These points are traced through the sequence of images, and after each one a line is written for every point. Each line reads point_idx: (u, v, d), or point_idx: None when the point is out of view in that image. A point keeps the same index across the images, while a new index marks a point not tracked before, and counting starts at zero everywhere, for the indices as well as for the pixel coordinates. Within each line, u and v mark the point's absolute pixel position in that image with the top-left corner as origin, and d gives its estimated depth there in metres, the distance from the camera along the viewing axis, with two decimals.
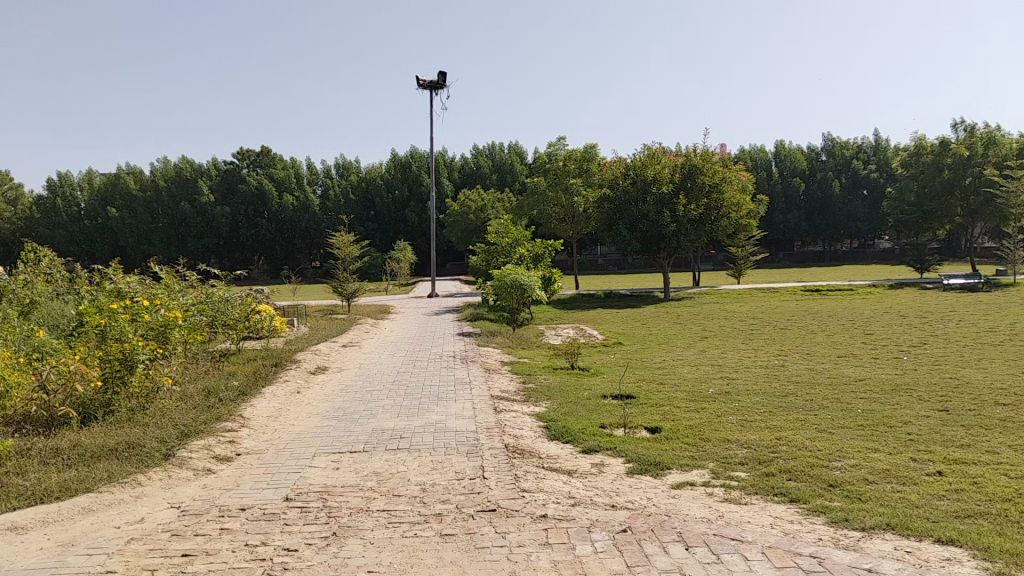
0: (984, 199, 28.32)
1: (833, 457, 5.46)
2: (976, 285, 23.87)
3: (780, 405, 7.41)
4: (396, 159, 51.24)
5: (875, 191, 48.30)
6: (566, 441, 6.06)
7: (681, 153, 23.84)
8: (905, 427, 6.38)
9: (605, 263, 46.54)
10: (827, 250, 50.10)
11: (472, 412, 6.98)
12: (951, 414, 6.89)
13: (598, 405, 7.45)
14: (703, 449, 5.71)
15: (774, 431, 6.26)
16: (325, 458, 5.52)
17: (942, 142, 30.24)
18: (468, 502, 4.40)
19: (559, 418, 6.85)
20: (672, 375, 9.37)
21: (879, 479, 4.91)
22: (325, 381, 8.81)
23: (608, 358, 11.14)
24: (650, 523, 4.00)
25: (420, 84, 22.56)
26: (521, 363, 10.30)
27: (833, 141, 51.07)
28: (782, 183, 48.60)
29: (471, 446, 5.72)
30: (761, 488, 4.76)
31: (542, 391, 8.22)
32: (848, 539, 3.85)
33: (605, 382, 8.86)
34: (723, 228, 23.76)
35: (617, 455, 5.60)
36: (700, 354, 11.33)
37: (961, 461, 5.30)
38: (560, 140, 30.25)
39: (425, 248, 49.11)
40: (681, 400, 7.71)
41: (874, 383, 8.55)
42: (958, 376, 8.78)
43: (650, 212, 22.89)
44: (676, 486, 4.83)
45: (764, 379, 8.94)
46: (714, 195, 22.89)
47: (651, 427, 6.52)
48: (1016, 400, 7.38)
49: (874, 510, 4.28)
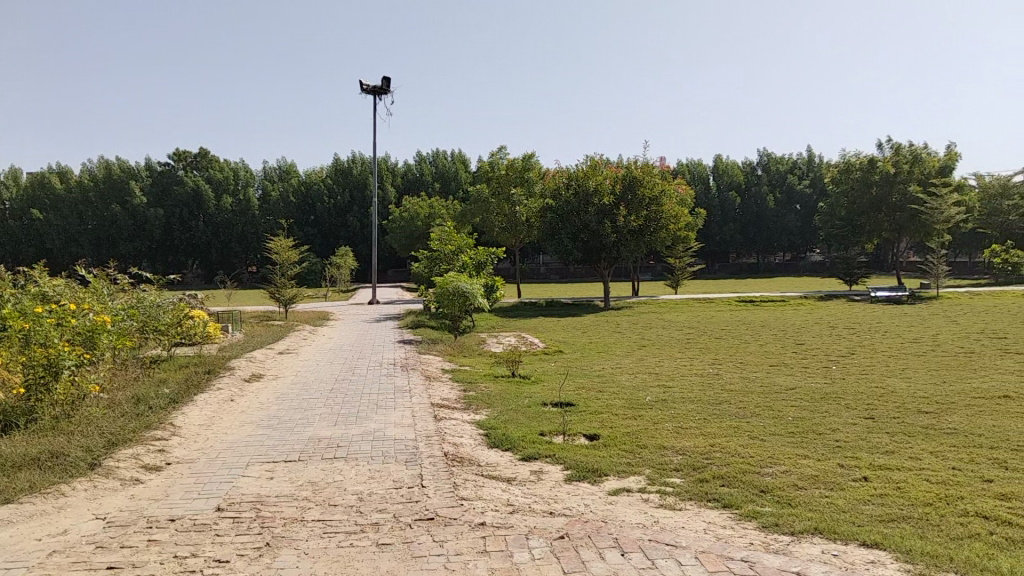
0: (909, 215, 29.44)
1: (764, 464, 5.60)
2: (901, 297, 24.82)
3: (714, 412, 7.56)
4: (337, 164, 50.51)
5: (807, 206, 49.76)
6: (507, 448, 6.07)
7: (622, 164, 24.18)
8: (833, 435, 6.57)
9: (547, 272, 46.85)
10: (762, 263, 51.33)
11: (411, 420, 6.91)
12: (877, 422, 7.14)
13: (538, 413, 7.47)
14: (640, 456, 5.79)
15: (707, 438, 6.40)
16: (260, 467, 5.41)
17: (871, 159, 31.27)
18: (405, 511, 4.36)
19: (499, 426, 6.84)
20: (610, 383, 9.47)
21: (808, 485, 5.05)
22: (261, 390, 8.62)
23: (549, 365, 11.22)
24: (588, 529, 4.03)
25: (363, 88, 22.40)
26: (461, 371, 10.25)
27: (768, 157, 52.44)
28: (719, 197, 49.61)
29: (410, 454, 5.68)
30: (694, 494, 4.84)
31: (483, 399, 8.22)
32: (778, 544, 3.95)
33: (545, 390, 8.90)
34: (663, 240, 24.15)
35: (556, 462, 5.64)
36: (639, 362, 11.47)
37: (886, 467, 5.50)
38: (502, 148, 30.30)
39: (366, 254, 48.60)
40: (619, 408, 7.80)
41: (804, 392, 8.80)
42: (885, 386, 9.08)
43: (591, 222, 23.12)
44: (613, 493, 4.87)
45: (699, 388, 9.08)
46: (653, 207, 23.27)
47: (590, 434, 6.58)
48: (937, 408, 7.71)
49: (803, 514, 4.41)
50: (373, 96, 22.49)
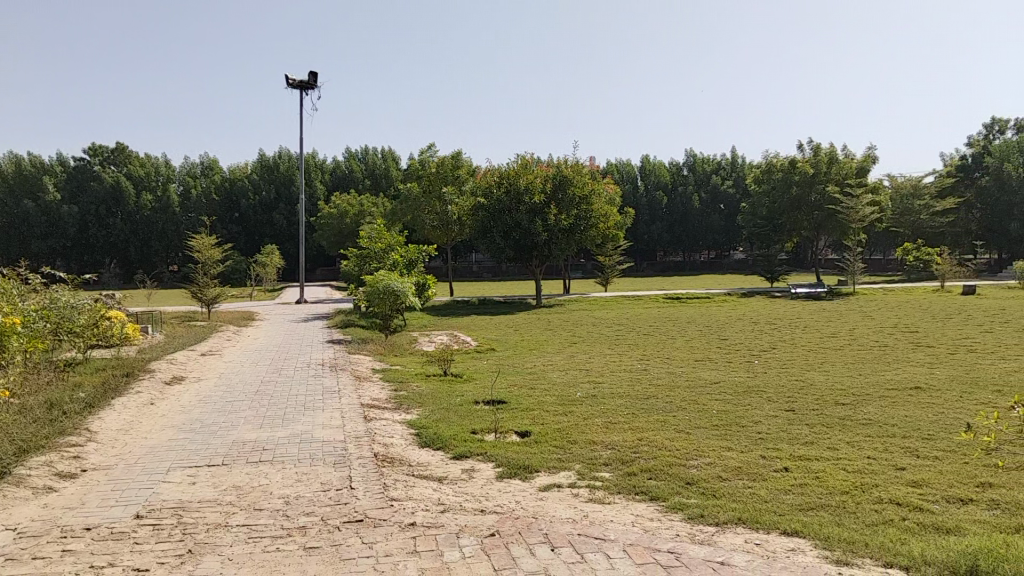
0: (827, 214, 30.49)
1: (690, 456, 5.73)
2: (820, 294, 25.74)
3: (643, 407, 7.70)
4: (262, 160, 49.38)
5: (731, 206, 51.04)
6: (438, 448, 6.04)
7: (553, 163, 24.35)
8: (756, 427, 6.78)
9: (480, 270, 46.87)
10: (687, 261, 52.41)
11: (340, 421, 6.83)
12: (797, 413, 7.39)
13: (470, 411, 7.47)
14: (571, 451, 5.84)
15: (635, 432, 6.52)
16: (181, 473, 5.24)
17: (791, 160, 32.28)
18: (333, 514, 4.30)
19: (430, 425, 6.80)
20: (541, 380, 9.52)
21: (732, 476, 5.19)
22: (183, 392, 8.36)
23: (481, 363, 11.23)
24: (518, 526, 4.05)
25: (289, 83, 21.96)
26: (392, 371, 10.15)
27: (694, 157, 53.58)
28: (647, 196, 50.46)
29: (338, 456, 5.59)
30: (623, 487, 4.92)
31: (414, 398, 8.16)
32: (703, 534, 4.05)
33: (476, 388, 8.90)
34: (593, 238, 24.46)
35: (488, 460, 5.64)
36: (569, 359, 11.58)
37: (804, 457, 5.70)
38: (432, 146, 30.12)
39: (293, 252, 47.68)
40: (550, 404, 7.86)
41: (728, 385, 9.05)
42: (804, 379, 9.41)
43: (522, 221, 23.21)
44: (544, 489, 4.91)
45: (628, 383, 9.23)
46: (583, 206, 23.54)
47: (521, 431, 6.61)
48: (854, 400, 8.04)
49: (726, 505, 4.53)
50: (299, 91, 22.09)
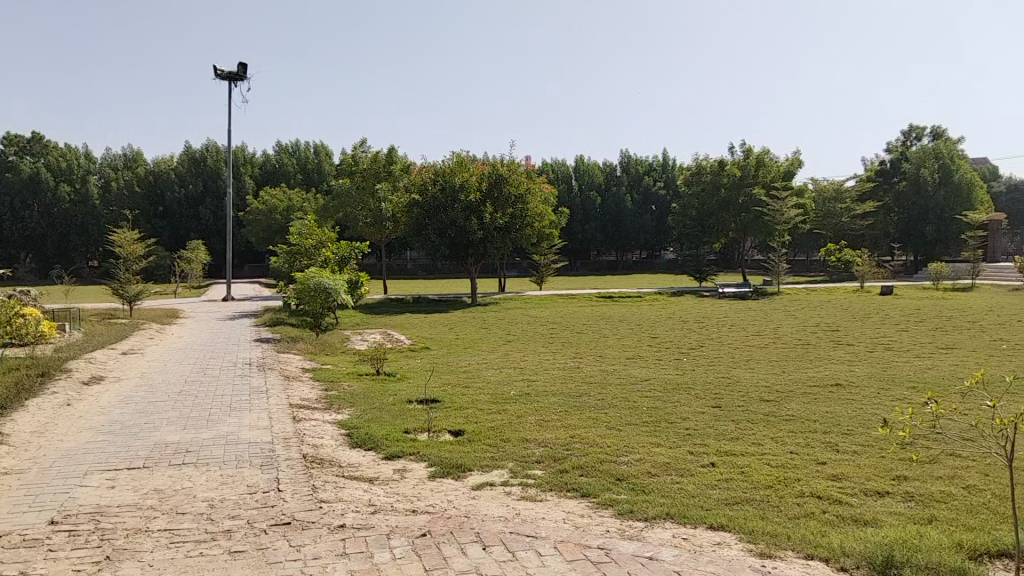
0: (755, 216, 31.32)
1: (620, 453, 5.81)
2: (747, 293, 26.44)
3: (575, 404, 7.77)
4: (188, 152, 47.67)
5: (662, 206, 51.94)
6: (369, 448, 5.97)
7: (488, 162, 24.34)
8: (684, 423, 6.93)
9: (414, 268, 46.59)
10: (620, 261, 53.16)
11: (267, 422, 6.67)
12: (723, 410, 7.57)
13: (402, 410, 7.40)
14: (504, 450, 5.85)
15: (568, 429, 6.58)
16: (99, 476, 5.04)
17: (721, 162, 33.01)
18: (260, 517, 4.20)
19: (361, 425, 6.72)
20: (475, 378, 9.51)
21: (661, 472, 5.29)
22: (102, 393, 8.05)
23: (415, 362, 11.16)
24: (449, 526, 4.03)
25: (218, 74, 21.37)
26: (323, 370, 9.98)
27: (627, 158, 54.25)
28: (580, 195, 50.91)
29: (265, 458, 5.46)
30: (555, 484, 4.95)
31: (345, 398, 8.05)
32: (632, 530, 4.11)
33: (409, 387, 8.84)
34: (528, 237, 24.59)
35: (420, 459, 5.60)
36: (503, 357, 11.58)
37: (730, 453, 5.85)
38: (364, 142, 29.71)
39: (220, 248, 46.46)
40: (483, 402, 7.85)
41: (657, 383, 9.21)
42: (730, 376, 9.66)
43: (458, 219, 23.13)
44: (476, 488, 4.91)
45: (562, 381, 9.30)
46: (518, 205, 23.65)
47: (454, 430, 6.59)
48: (778, 396, 8.28)
49: (655, 501, 4.60)
50: (229, 83, 21.55)
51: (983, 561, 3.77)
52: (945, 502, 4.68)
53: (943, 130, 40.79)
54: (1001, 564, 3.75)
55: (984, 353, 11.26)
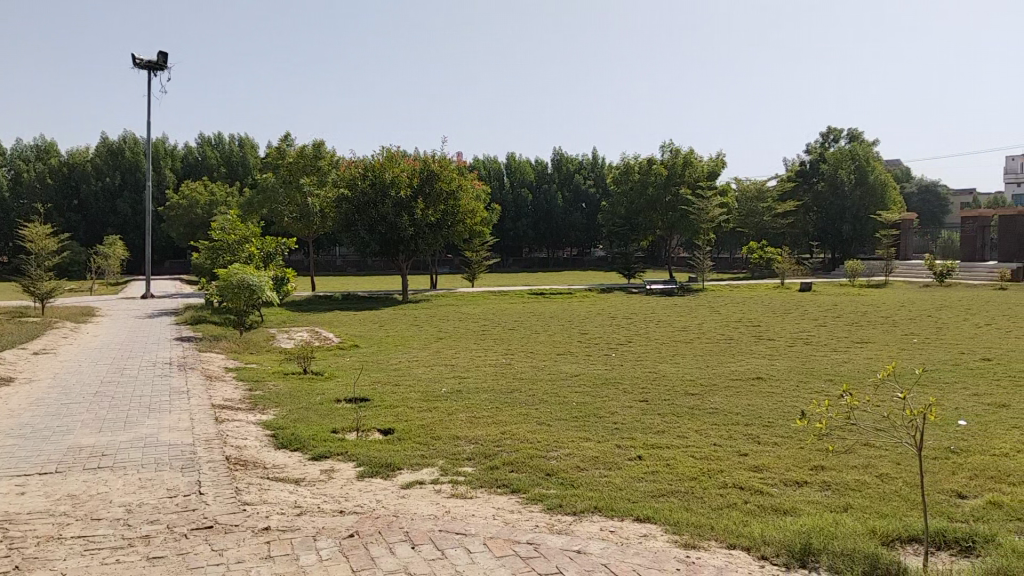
0: (681, 214, 32.01)
1: (550, 448, 5.86)
2: (674, 290, 27.00)
3: (506, 401, 7.80)
4: (105, 144, 45.76)
5: (592, 204, 52.44)
6: (295, 449, 5.86)
7: (419, 157, 24.17)
8: (612, 417, 7.03)
9: (343, 264, 45.98)
10: (551, 258, 53.55)
11: (188, 423, 6.48)
12: (650, 404, 7.72)
13: (330, 410, 7.29)
14: (434, 448, 5.83)
15: (498, 426, 6.59)
16: (7, 483, 4.81)
17: (649, 162, 33.57)
18: (180, 521, 4.08)
19: (287, 425, 6.59)
20: (406, 377, 9.44)
21: (589, 466, 5.36)
22: (10, 395, 7.67)
23: (344, 360, 11.01)
24: (378, 525, 3.99)
25: (137, 63, 20.61)
26: (247, 370, 9.73)
27: (557, 156, 54.59)
28: (512, 193, 51.03)
29: (186, 461, 5.30)
30: (485, 481, 4.96)
31: (270, 398, 7.88)
32: (561, 524, 4.15)
33: (338, 386, 8.71)
34: (459, 234, 24.55)
35: (348, 459, 5.53)
36: (434, 355, 11.51)
37: (656, 446, 5.97)
38: (289, 136, 29.07)
39: (140, 243, 44.87)
40: (414, 400, 7.80)
41: (586, 378, 9.32)
42: (657, 370, 9.85)
43: (388, 215, 22.89)
44: (406, 487, 4.87)
45: (492, 378, 9.31)
46: (450, 201, 23.60)
47: (383, 429, 6.53)
48: (702, 390, 8.49)
49: (584, 494, 4.67)
50: (148, 72, 20.79)
51: (895, 546, 3.96)
52: (860, 490, 4.88)
53: (859, 132, 42.41)
54: (910, 548, 3.93)
55: (895, 347, 11.80)
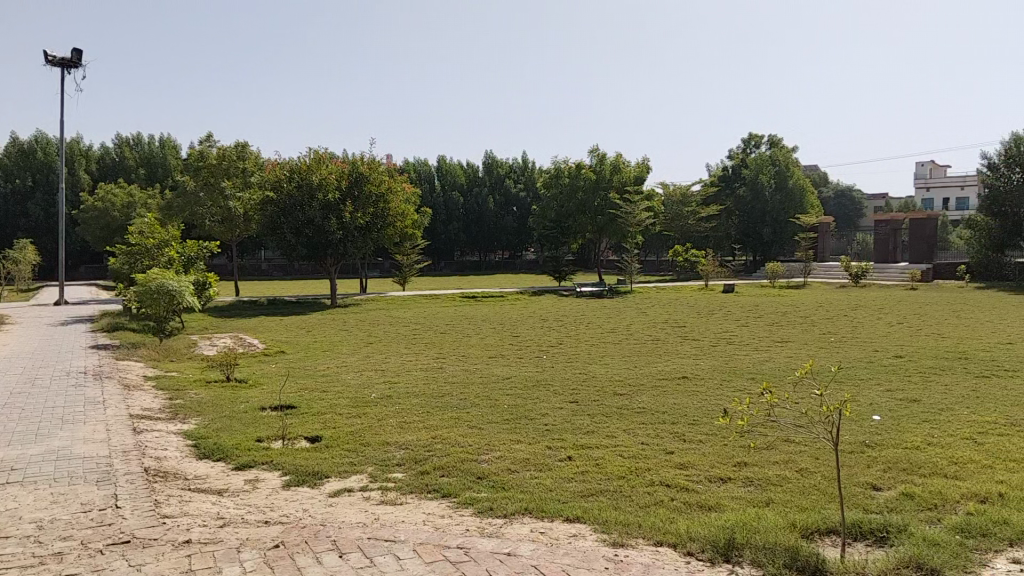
0: (609, 218, 32.48)
1: (481, 451, 5.87)
2: (603, 292, 27.41)
3: (437, 405, 7.77)
4: (14, 143, 43.68)
5: (522, 208, 52.62)
6: (218, 458, 5.72)
7: (347, 159, 23.87)
8: (542, 419, 7.08)
9: (269, 268, 45.03)
10: (482, 261, 53.61)
11: (104, 435, 6.24)
12: (580, 404, 7.81)
13: (255, 418, 7.13)
14: (363, 455, 5.76)
15: (429, 430, 6.57)
16: None
17: (578, 166, 33.92)
18: (96, 537, 3.92)
19: (209, 435, 6.42)
20: (334, 382, 9.31)
21: (520, 468, 5.38)
22: None
23: (269, 367, 10.77)
24: (304, 535, 3.93)
25: (48, 60, 19.74)
26: (168, 378, 9.43)
27: (488, 159, 54.62)
28: (443, 196, 50.93)
29: (101, 473, 5.10)
30: (415, 487, 4.93)
31: (192, 406, 7.66)
32: (492, 527, 4.16)
33: (264, 393, 8.52)
34: (389, 237, 24.37)
35: (273, 468, 5.42)
36: (364, 360, 11.39)
37: (586, 446, 6.04)
38: (210, 137, 28.26)
39: (53, 247, 43.03)
40: (342, 406, 7.69)
41: (518, 380, 9.38)
42: (586, 372, 9.97)
43: (315, 217, 22.50)
44: (334, 495, 4.81)
45: (423, 382, 9.28)
46: (379, 204, 23.40)
47: (311, 436, 6.41)
48: (630, 390, 8.64)
49: (514, 496, 4.69)
50: (60, 69, 19.96)
51: (814, 538, 4.11)
52: (781, 485, 5.04)
53: (778, 138, 43.82)
54: (828, 540, 4.09)
55: (813, 345, 12.23)
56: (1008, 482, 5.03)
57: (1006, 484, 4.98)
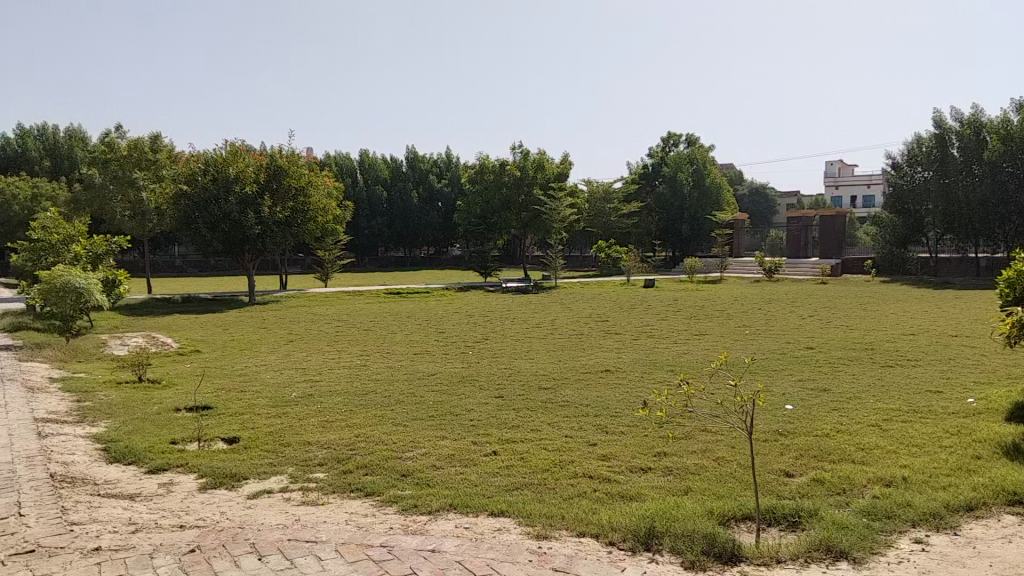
0: (533, 214, 32.69)
1: (405, 448, 5.84)
2: (527, 288, 27.58)
3: (360, 403, 7.68)
4: None
5: (447, 203, 52.45)
6: (129, 462, 5.52)
7: (265, 152, 23.31)
8: (467, 414, 7.10)
9: (184, 264, 43.57)
10: (408, 257, 53.21)
11: (5, 440, 5.93)
12: (505, 399, 7.86)
13: (170, 419, 6.90)
14: (284, 455, 5.66)
15: (352, 428, 6.50)
16: None
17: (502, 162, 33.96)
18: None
19: (121, 437, 6.19)
20: (253, 382, 9.10)
21: (444, 464, 5.38)
22: None
23: (184, 367, 10.43)
24: (221, 538, 3.84)
25: None
26: (75, 379, 9.02)
27: (411, 154, 54.17)
28: (367, 191, 50.31)
29: (3, 481, 4.85)
30: (338, 486, 4.87)
31: (102, 409, 7.37)
32: (416, 524, 4.15)
33: (178, 394, 8.26)
34: (309, 231, 23.93)
35: (189, 471, 5.27)
36: (285, 358, 11.16)
37: (511, 440, 6.08)
38: (120, 128, 27.16)
39: None
40: (261, 406, 7.53)
41: (443, 376, 9.35)
42: (512, 366, 10.03)
43: (232, 212, 21.87)
44: (253, 497, 4.70)
45: (346, 380, 9.17)
46: (299, 199, 22.96)
47: (228, 438, 6.24)
48: (555, 383, 8.74)
49: (439, 493, 4.69)
50: None
51: (731, 525, 4.25)
52: (699, 473, 5.20)
53: (696, 137, 44.90)
54: (744, 526, 4.24)
55: (729, 338, 12.63)
56: (910, 466, 5.31)
57: (909, 468, 5.26)
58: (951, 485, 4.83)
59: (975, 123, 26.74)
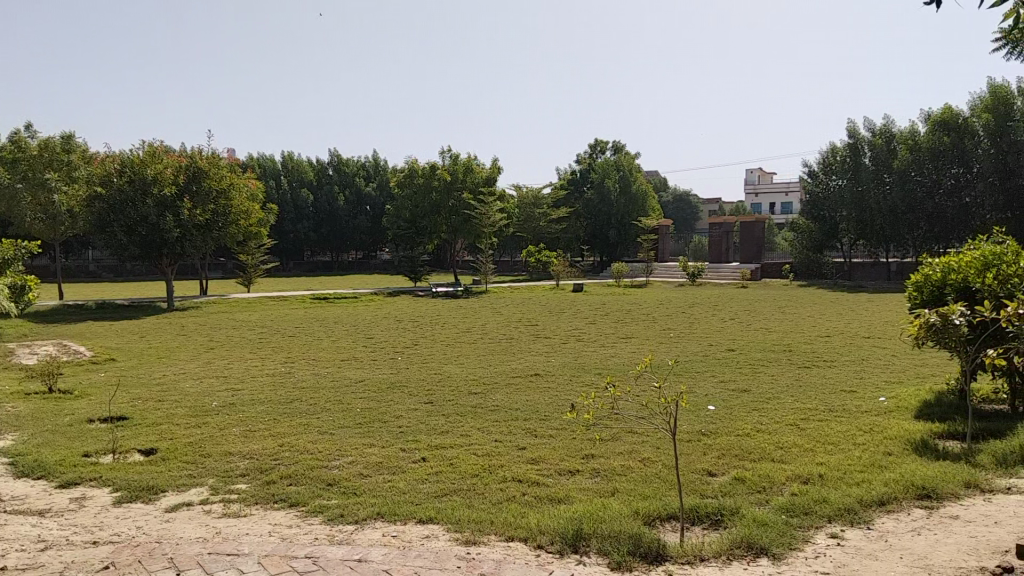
0: (463, 218, 32.62)
1: (332, 457, 5.75)
2: (456, 292, 27.47)
3: (285, 411, 7.52)
4: None
5: (375, 208, 51.87)
6: (38, 476, 5.26)
7: (184, 153, 22.65)
8: (396, 421, 7.03)
9: (97, 269, 41.83)
10: (334, 261, 52.39)
11: None
12: (435, 405, 7.82)
13: (81, 431, 6.63)
14: (204, 466, 5.49)
15: (276, 438, 6.36)
16: None
17: (431, 166, 33.78)
18: None
19: (28, 451, 5.91)
20: (172, 391, 8.80)
21: (372, 472, 5.32)
22: None
23: (98, 376, 10.03)
24: (137, 554, 3.70)
25: None
26: None
27: (337, 157, 53.36)
28: (291, 193, 49.31)
29: None
30: (261, 497, 4.76)
31: (8, 421, 7.02)
32: (342, 534, 4.09)
33: (92, 405, 7.93)
34: (230, 235, 23.34)
35: (102, 485, 5.06)
36: (205, 366, 10.84)
37: (440, 446, 6.06)
38: (29, 127, 26.03)
39: None
40: (180, 416, 7.29)
41: (370, 383, 9.23)
42: (441, 372, 9.99)
43: (150, 215, 21.11)
44: (171, 510, 4.55)
45: (270, 388, 8.96)
46: (220, 201, 22.42)
47: (145, 449, 6.03)
48: (484, 388, 8.74)
49: (366, 501, 4.63)
50: None
51: (656, 525, 4.34)
52: (625, 474, 5.29)
53: (621, 144, 45.67)
54: (668, 525, 4.33)
55: (655, 341, 12.87)
56: (826, 463, 5.52)
57: (825, 466, 5.46)
58: (864, 481, 5.04)
59: (886, 133, 28.20)
